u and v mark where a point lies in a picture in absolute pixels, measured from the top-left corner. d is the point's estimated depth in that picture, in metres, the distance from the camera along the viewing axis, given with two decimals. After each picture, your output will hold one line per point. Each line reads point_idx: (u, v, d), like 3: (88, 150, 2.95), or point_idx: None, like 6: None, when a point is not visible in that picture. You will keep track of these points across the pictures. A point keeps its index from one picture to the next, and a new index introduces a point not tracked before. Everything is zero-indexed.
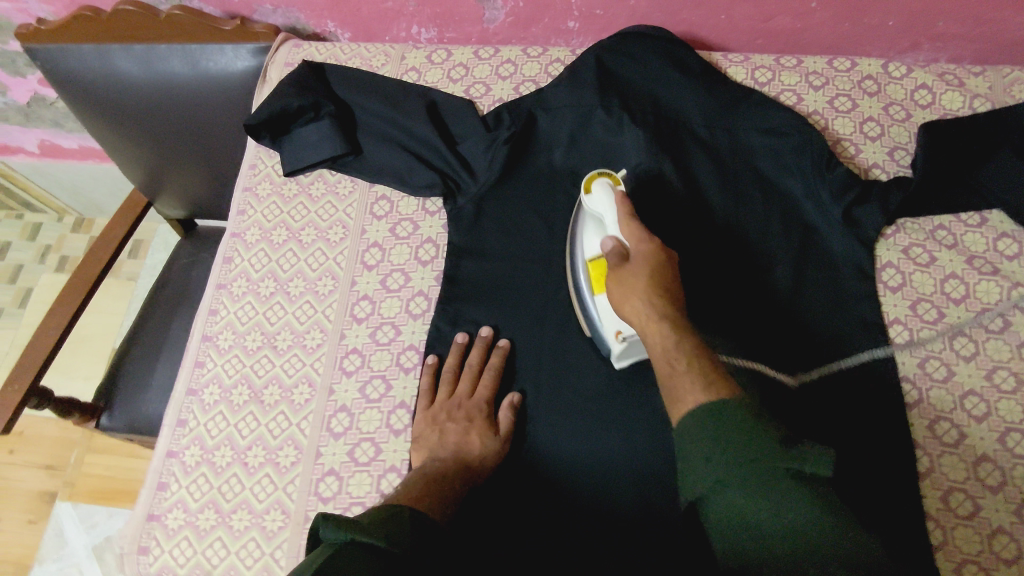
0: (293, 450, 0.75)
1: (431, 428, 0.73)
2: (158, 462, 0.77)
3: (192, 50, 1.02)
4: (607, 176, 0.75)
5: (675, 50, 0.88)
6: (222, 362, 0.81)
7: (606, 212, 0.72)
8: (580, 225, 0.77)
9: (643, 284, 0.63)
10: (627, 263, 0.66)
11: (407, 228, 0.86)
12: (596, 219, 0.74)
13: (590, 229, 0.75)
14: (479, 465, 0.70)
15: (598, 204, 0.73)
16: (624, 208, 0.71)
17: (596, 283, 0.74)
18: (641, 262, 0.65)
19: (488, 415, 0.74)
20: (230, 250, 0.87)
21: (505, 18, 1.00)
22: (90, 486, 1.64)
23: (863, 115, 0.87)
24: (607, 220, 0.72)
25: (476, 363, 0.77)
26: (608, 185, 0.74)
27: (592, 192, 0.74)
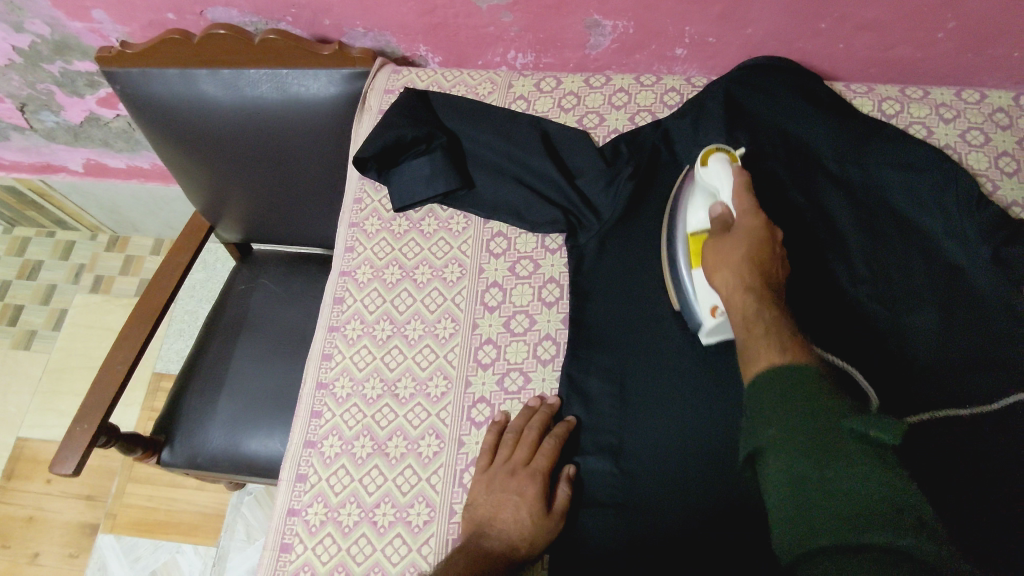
0: (425, 509, 0.71)
1: (483, 496, 0.69)
2: (280, 521, 0.72)
3: (283, 74, 0.98)
4: (725, 151, 0.73)
5: (806, 83, 0.85)
6: (341, 412, 0.76)
7: (722, 186, 0.70)
8: (688, 194, 0.76)
9: (738, 256, 0.63)
10: (726, 231, 0.67)
11: (527, 266, 0.83)
12: (709, 193, 0.72)
13: (699, 202, 0.73)
14: (529, 544, 0.66)
15: (714, 177, 0.71)
16: (742, 181, 0.69)
17: (694, 257, 0.71)
18: (740, 231, 0.65)
19: (544, 489, 0.68)
20: (341, 289, 0.83)
21: (609, 44, 0.96)
22: (131, 517, 1.55)
23: (997, 150, 0.85)
24: (722, 194, 0.71)
25: (536, 430, 0.71)
26: (726, 159, 0.72)
27: (708, 165, 0.72)
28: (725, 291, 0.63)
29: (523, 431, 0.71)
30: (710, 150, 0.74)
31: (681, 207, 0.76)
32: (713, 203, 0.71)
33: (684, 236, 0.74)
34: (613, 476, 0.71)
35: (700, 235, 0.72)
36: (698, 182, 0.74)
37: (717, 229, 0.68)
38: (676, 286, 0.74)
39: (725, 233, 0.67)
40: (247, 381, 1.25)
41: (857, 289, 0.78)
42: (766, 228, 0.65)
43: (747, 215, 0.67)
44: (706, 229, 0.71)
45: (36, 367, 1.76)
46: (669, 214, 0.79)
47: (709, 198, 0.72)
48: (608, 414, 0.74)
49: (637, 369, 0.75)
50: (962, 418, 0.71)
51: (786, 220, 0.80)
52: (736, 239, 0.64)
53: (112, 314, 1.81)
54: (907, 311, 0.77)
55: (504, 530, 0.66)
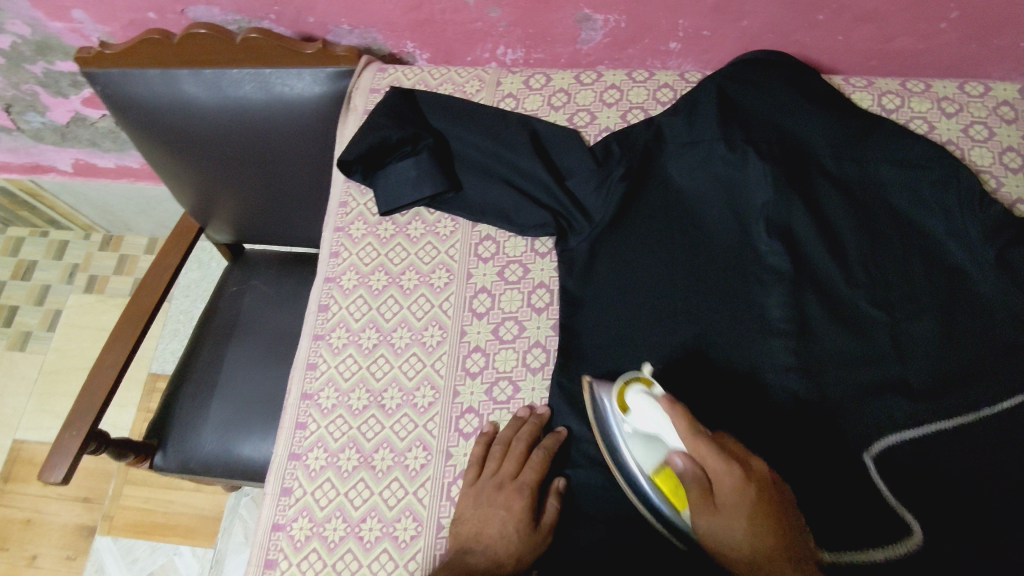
0: (412, 523, 0.69)
1: (470, 510, 0.67)
2: (265, 536, 0.71)
3: (266, 74, 0.96)
4: (638, 381, 0.64)
5: (801, 78, 0.82)
6: (327, 423, 0.75)
7: (663, 429, 0.61)
8: (614, 424, 0.66)
9: (738, 513, 0.55)
10: (712, 499, 0.56)
11: (516, 271, 0.80)
12: (649, 435, 0.63)
13: (641, 445, 0.64)
14: (517, 560, 0.64)
15: (648, 420, 0.62)
16: (683, 419, 0.58)
17: (673, 498, 0.62)
18: (732, 514, 0.55)
19: (532, 502, 0.67)
20: (326, 297, 0.81)
21: (601, 39, 0.93)
22: (128, 519, 1.55)
23: (1002, 145, 0.82)
24: (665, 436, 0.61)
25: (525, 441, 0.69)
26: (649, 392, 0.63)
27: (630, 409, 0.63)
28: (731, 548, 0.55)
29: (510, 442, 0.70)
30: (624, 387, 0.65)
31: (617, 439, 0.66)
32: (660, 445, 0.62)
33: (642, 475, 0.64)
34: (605, 488, 0.69)
35: (662, 473, 0.63)
36: (625, 425, 0.64)
37: (698, 495, 0.56)
38: (636, 491, 0.65)
39: (711, 503, 0.56)
40: (239, 384, 1.23)
41: (853, 292, 0.76)
42: (727, 453, 0.57)
43: (720, 466, 0.56)
44: (662, 460, 0.63)
45: (31, 368, 1.75)
46: (590, 400, 0.70)
47: (650, 439, 0.63)
48: None
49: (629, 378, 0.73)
50: (957, 430, 0.70)
51: (781, 221, 0.78)
52: (728, 518, 0.55)
53: (107, 315, 1.80)
54: (906, 316, 0.75)
55: (491, 545, 0.64)
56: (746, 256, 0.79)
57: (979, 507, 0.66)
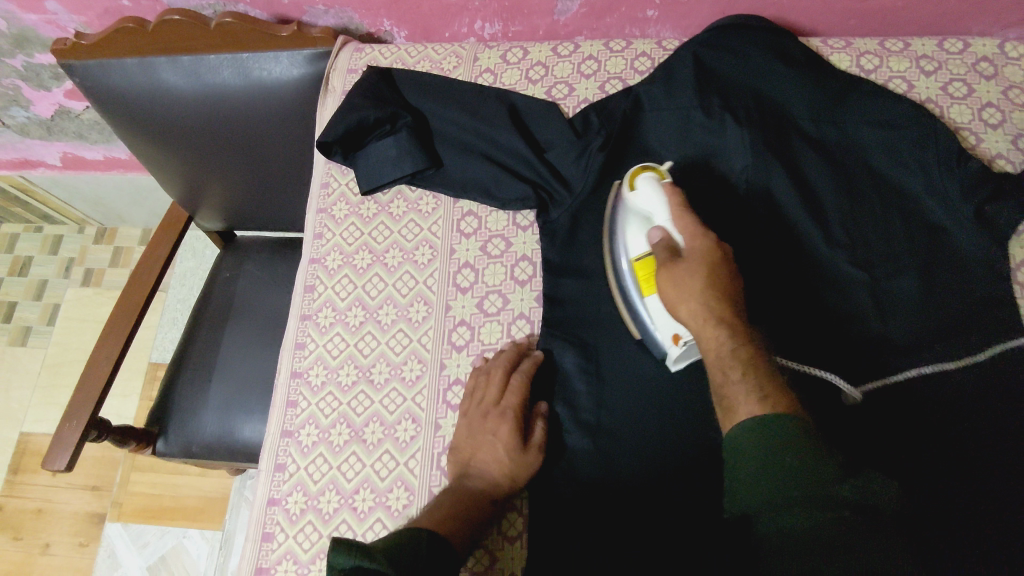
0: (404, 493, 0.71)
1: (464, 441, 0.70)
2: (261, 511, 0.73)
3: (244, 59, 0.96)
4: (651, 170, 0.72)
5: (776, 41, 0.82)
6: (317, 401, 0.76)
7: (656, 209, 0.69)
8: (619, 222, 0.73)
9: (701, 286, 0.62)
10: (677, 258, 0.65)
11: (498, 245, 0.81)
12: (642, 217, 0.71)
13: (635, 225, 0.71)
14: (511, 481, 0.67)
15: (648, 202, 0.70)
16: (676, 200, 0.68)
17: (645, 283, 0.69)
18: (695, 257, 0.64)
19: (518, 425, 0.69)
20: (312, 278, 0.82)
21: (578, 9, 0.93)
22: (136, 505, 1.58)
23: (982, 101, 0.81)
24: (658, 215, 0.69)
25: (503, 368, 0.72)
26: (654, 180, 0.70)
27: (637, 188, 0.71)
28: (693, 324, 0.62)
29: (490, 371, 0.73)
30: (636, 173, 0.72)
31: (618, 217, 0.73)
32: (650, 224, 0.70)
33: (627, 262, 0.71)
34: (592, 455, 0.70)
35: (643, 257, 0.70)
36: (629, 206, 0.72)
37: (665, 254, 0.66)
38: (614, 270, 0.73)
39: (676, 262, 0.65)
40: (237, 367, 1.25)
41: (832, 253, 0.77)
42: (719, 250, 0.65)
43: (693, 241, 0.66)
44: (648, 252, 0.70)
45: (33, 362, 1.77)
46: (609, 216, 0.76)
47: (644, 221, 0.70)
48: (584, 393, 0.73)
49: (613, 346, 0.75)
50: (937, 390, 0.71)
51: (760, 184, 0.78)
52: (697, 275, 0.63)
53: (105, 307, 1.81)
54: (887, 275, 0.75)
55: (483, 469, 0.68)
56: (726, 220, 0.79)
57: (959, 468, 0.67)
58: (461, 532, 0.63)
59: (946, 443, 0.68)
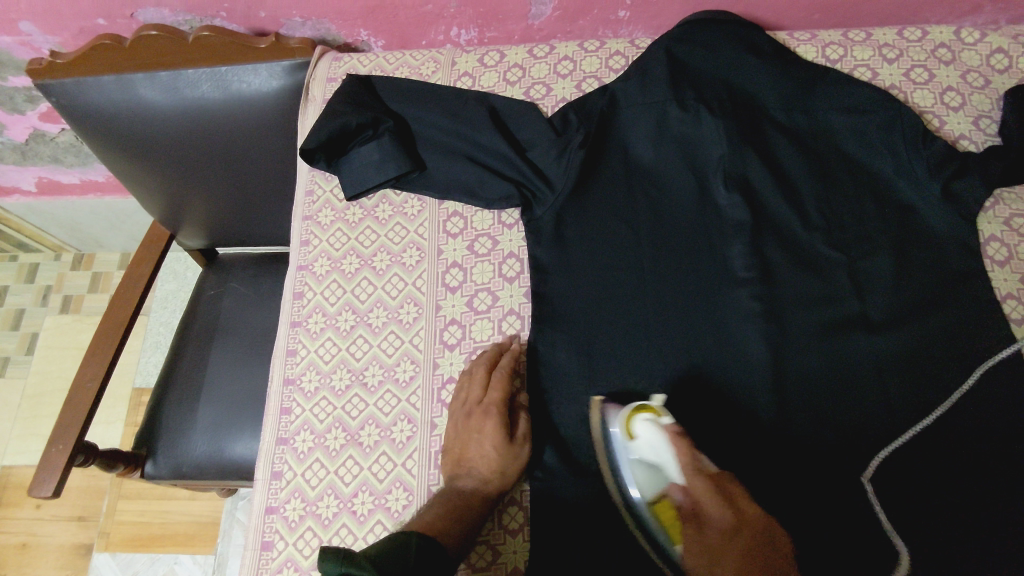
0: (403, 493, 0.71)
1: (454, 441, 0.70)
2: (259, 520, 0.72)
3: (222, 72, 0.96)
4: (647, 409, 0.66)
5: (746, 34, 0.84)
6: (311, 406, 0.76)
7: (664, 455, 0.63)
8: (615, 458, 0.67)
9: (718, 563, 0.54)
10: (694, 524, 0.58)
11: (485, 244, 0.82)
12: (650, 465, 0.65)
13: (643, 470, 0.65)
14: (501, 476, 0.68)
15: (650, 448, 0.64)
16: (683, 450, 0.62)
17: (672, 530, 0.63)
18: (714, 536, 0.56)
19: (502, 419, 0.69)
20: (300, 285, 0.82)
21: (551, 12, 0.95)
22: (125, 534, 1.54)
23: (942, 86, 0.85)
24: (668, 468, 0.63)
25: (484, 365, 0.72)
26: (653, 421, 0.65)
27: (636, 434, 0.65)
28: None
29: (472, 369, 0.73)
30: (631, 413, 0.67)
31: (618, 463, 0.66)
32: (658, 472, 0.64)
33: (643, 503, 0.64)
34: (589, 445, 0.72)
35: (659, 502, 0.63)
36: (627, 449, 0.66)
37: (686, 526, 0.58)
38: (632, 515, 0.65)
39: (692, 527, 0.58)
40: (225, 385, 1.24)
41: (810, 236, 0.79)
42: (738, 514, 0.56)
43: (704, 494, 0.58)
44: (660, 493, 0.64)
45: (12, 393, 1.73)
46: (599, 422, 0.69)
47: (653, 469, 0.64)
48: (578, 384, 0.74)
49: (603, 336, 0.76)
50: (918, 364, 0.73)
51: (737, 172, 0.81)
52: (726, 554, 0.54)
53: (84, 333, 1.78)
54: (864, 256, 0.77)
55: (472, 467, 0.68)
56: (706, 210, 0.81)
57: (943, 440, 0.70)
58: (454, 532, 0.63)
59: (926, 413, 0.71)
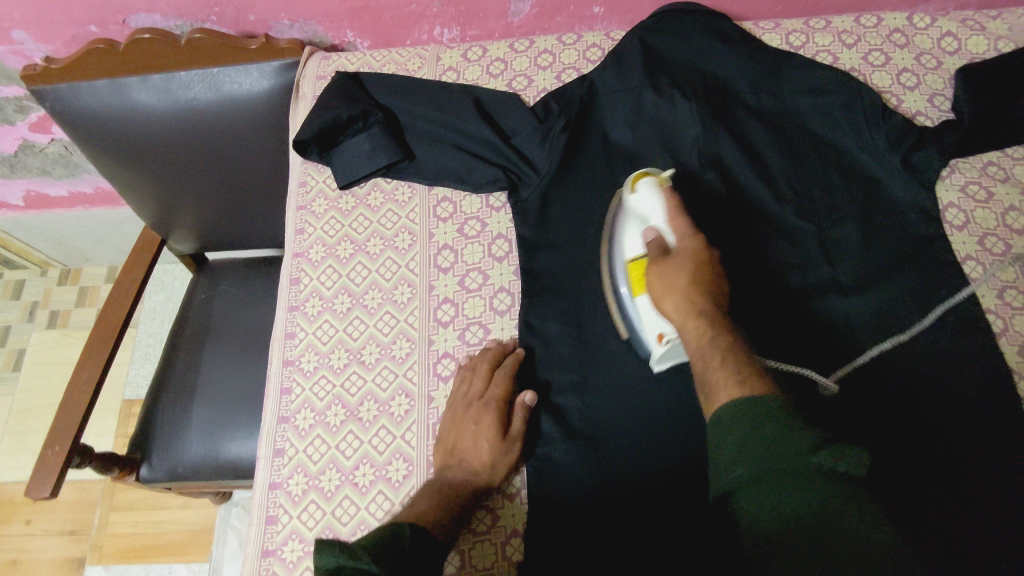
0: (404, 464, 0.73)
1: (448, 434, 0.73)
2: (263, 496, 0.74)
3: (213, 74, 0.99)
4: (653, 176, 0.73)
5: (714, 23, 0.89)
6: (311, 385, 0.78)
7: (653, 210, 0.71)
8: (620, 224, 0.76)
9: (686, 282, 0.64)
10: (668, 255, 0.67)
11: (474, 226, 0.85)
12: (640, 218, 0.72)
13: (633, 235, 0.73)
14: (492, 468, 0.70)
15: (647, 204, 0.71)
16: (674, 203, 0.69)
17: (636, 284, 0.72)
18: (683, 255, 0.66)
19: (498, 417, 0.71)
20: (296, 271, 0.85)
21: (530, 10, 1.00)
22: (119, 545, 1.54)
23: (898, 67, 0.91)
24: (654, 217, 0.71)
25: (488, 363, 0.75)
26: (654, 184, 0.72)
27: (637, 190, 0.73)
28: (675, 315, 0.63)
29: (476, 365, 0.75)
30: (638, 177, 0.74)
31: (619, 223, 0.76)
32: (646, 229, 0.71)
33: (623, 263, 0.74)
34: (581, 410, 0.75)
35: (639, 261, 0.72)
36: (629, 204, 0.74)
37: (655, 254, 0.67)
38: (614, 283, 0.75)
39: (665, 258, 0.67)
40: (219, 386, 1.25)
41: (782, 209, 0.83)
42: (706, 251, 0.67)
43: (685, 234, 0.68)
44: (643, 253, 0.71)
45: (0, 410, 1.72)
46: (612, 212, 0.79)
47: (641, 222, 0.72)
48: (569, 353, 0.78)
49: (591, 308, 0.80)
50: (889, 322, 0.77)
51: (711, 152, 0.85)
52: (685, 271, 0.65)
53: (73, 347, 1.78)
54: (833, 225, 0.82)
55: (463, 458, 0.70)
56: (683, 188, 0.85)
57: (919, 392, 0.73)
58: (442, 519, 0.65)
59: (901, 371, 0.74)
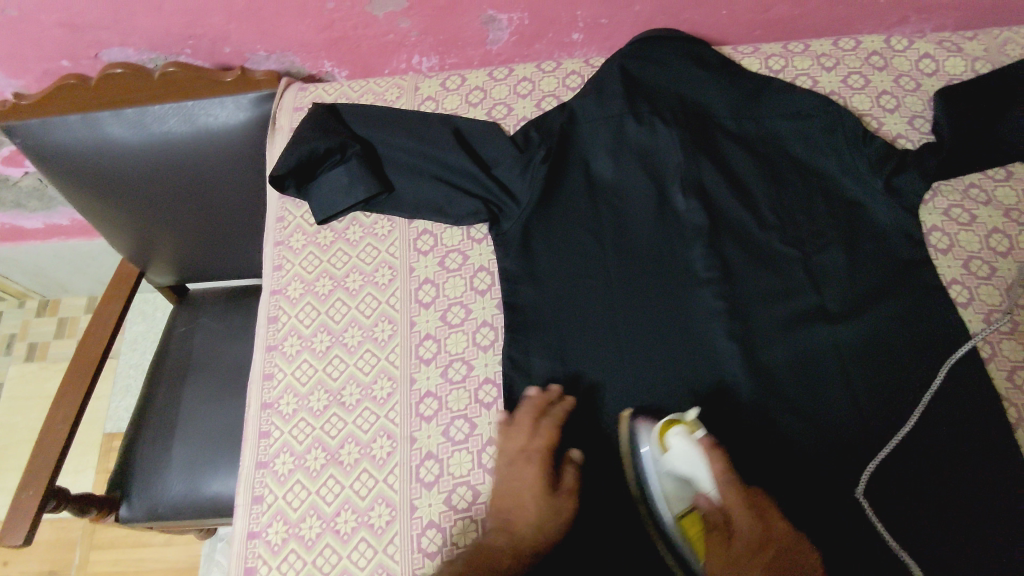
0: (386, 509, 0.71)
1: (498, 495, 0.69)
2: (241, 546, 0.71)
3: (188, 106, 0.98)
4: (681, 422, 0.69)
5: (693, 48, 0.88)
6: (290, 428, 0.76)
7: (698, 468, 0.68)
8: (643, 470, 0.70)
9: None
10: (728, 534, 0.64)
11: (456, 259, 0.84)
12: (683, 476, 0.69)
13: (671, 484, 0.69)
14: (540, 527, 0.65)
15: (684, 461, 0.68)
16: (721, 463, 0.66)
17: (693, 541, 0.68)
18: (743, 543, 0.62)
19: (544, 471, 0.68)
20: (274, 309, 0.83)
21: (508, 37, 0.99)
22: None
23: (878, 90, 0.90)
24: (700, 476, 0.68)
25: (530, 415, 0.71)
26: (687, 437, 0.68)
27: (669, 446, 0.68)
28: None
29: (519, 418, 0.71)
30: (664, 425, 0.70)
31: (647, 479, 0.70)
32: (698, 492, 0.68)
33: (667, 512, 0.69)
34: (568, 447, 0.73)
35: (687, 517, 0.68)
36: (659, 461, 0.69)
37: (715, 531, 0.65)
38: (649, 510, 0.69)
39: (722, 540, 0.64)
40: (200, 421, 1.22)
41: (766, 236, 0.83)
42: (767, 526, 0.63)
43: (731, 494, 0.65)
44: (694, 509, 0.68)
45: None
46: (629, 436, 0.72)
47: (682, 481, 0.69)
48: (555, 389, 0.76)
49: (575, 342, 0.78)
50: (878, 351, 0.76)
51: (693, 179, 0.84)
52: (745, 562, 0.61)
53: (52, 381, 1.74)
54: (818, 251, 0.82)
55: (511, 518, 0.66)
56: (666, 217, 0.84)
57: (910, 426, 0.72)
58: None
59: (892, 404, 0.74)
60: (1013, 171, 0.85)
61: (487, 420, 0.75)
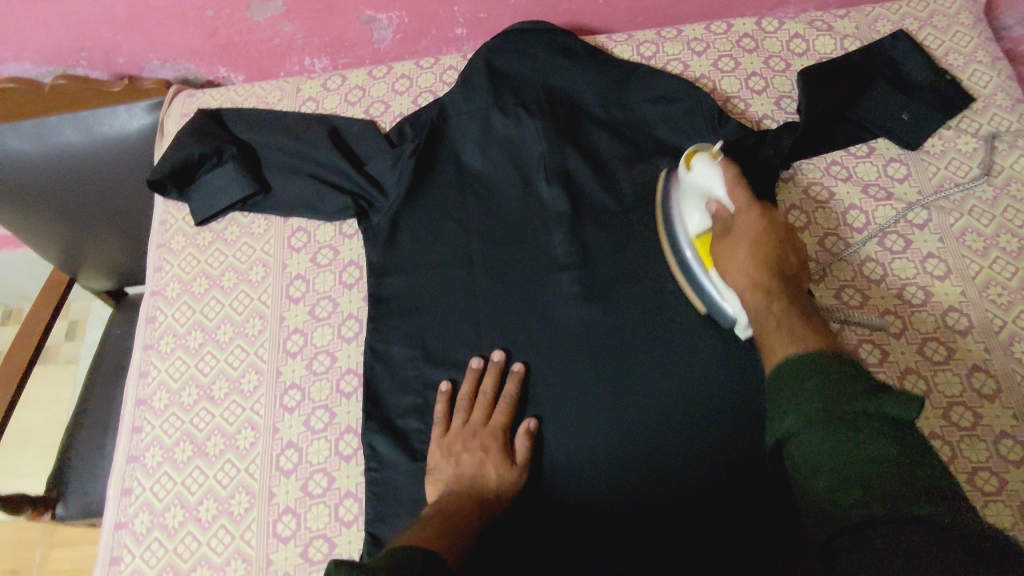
0: (246, 497, 0.74)
1: (445, 459, 0.71)
2: (108, 536, 0.74)
3: (84, 117, 1.02)
4: (705, 151, 0.74)
5: (559, 39, 0.90)
6: (161, 423, 0.79)
7: (715, 181, 0.71)
8: (676, 199, 0.76)
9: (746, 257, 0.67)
10: (728, 233, 0.69)
11: (327, 255, 0.86)
12: (698, 191, 0.73)
13: (692, 201, 0.73)
14: (498, 492, 0.69)
15: (705, 177, 0.72)
16: (734, 175, 0.70)
17: (705, 258, 0.72)
18: (743, 232, 0.68)
19: (504, 444, 0.72)
20: (153, 309, 0.86)
21: (393, 36, 1.01)
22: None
23: (747, 72, 0.91)
24: (715, 190, 0.71)
25: (490, 391, 0.75)
26: (710, 159, 0.72)
27: (694, 167, 0.73)
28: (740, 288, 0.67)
29: (477, 395, 0.75)
30: (693, 152, 0.75)
31: (674, 200, 0.77)
32: (706, 200, 0.72)
33: (687, 241, 0.75)
34: (422, 432, 0.75)
35: (704, 236, 0.73)
36: (685, 182, 0.75)
37: (719, 227, 0.70)
38: (672, 240, 0.77)
39: (727, 237, 0.69)
40: None
41: (627, 218, 0.84)
42: (766, 225, 0.68)
43: (742, 198, 0.69)
44: (706, 226, 0.72)
45: None
46: (663, 198, 0.80)
47: (703, 195, 0.72)
48: (413, 374, 0.78)
49: (435, 330, 0.80)
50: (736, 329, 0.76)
51: (557, 167, 0.86)
52: (742, 244, 0.68)
53: None
54: None
55: (472, 482, 0.69)
56: (532, 205, 0.86)
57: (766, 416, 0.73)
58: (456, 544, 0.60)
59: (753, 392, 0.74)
60: (875, 146, 0.86)
61: (347, 409, 0.77)
